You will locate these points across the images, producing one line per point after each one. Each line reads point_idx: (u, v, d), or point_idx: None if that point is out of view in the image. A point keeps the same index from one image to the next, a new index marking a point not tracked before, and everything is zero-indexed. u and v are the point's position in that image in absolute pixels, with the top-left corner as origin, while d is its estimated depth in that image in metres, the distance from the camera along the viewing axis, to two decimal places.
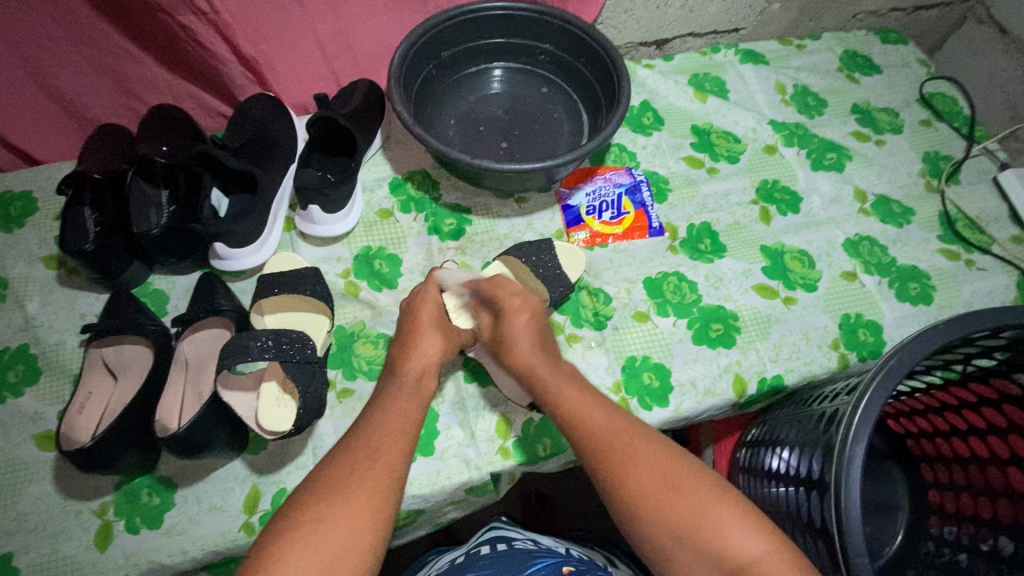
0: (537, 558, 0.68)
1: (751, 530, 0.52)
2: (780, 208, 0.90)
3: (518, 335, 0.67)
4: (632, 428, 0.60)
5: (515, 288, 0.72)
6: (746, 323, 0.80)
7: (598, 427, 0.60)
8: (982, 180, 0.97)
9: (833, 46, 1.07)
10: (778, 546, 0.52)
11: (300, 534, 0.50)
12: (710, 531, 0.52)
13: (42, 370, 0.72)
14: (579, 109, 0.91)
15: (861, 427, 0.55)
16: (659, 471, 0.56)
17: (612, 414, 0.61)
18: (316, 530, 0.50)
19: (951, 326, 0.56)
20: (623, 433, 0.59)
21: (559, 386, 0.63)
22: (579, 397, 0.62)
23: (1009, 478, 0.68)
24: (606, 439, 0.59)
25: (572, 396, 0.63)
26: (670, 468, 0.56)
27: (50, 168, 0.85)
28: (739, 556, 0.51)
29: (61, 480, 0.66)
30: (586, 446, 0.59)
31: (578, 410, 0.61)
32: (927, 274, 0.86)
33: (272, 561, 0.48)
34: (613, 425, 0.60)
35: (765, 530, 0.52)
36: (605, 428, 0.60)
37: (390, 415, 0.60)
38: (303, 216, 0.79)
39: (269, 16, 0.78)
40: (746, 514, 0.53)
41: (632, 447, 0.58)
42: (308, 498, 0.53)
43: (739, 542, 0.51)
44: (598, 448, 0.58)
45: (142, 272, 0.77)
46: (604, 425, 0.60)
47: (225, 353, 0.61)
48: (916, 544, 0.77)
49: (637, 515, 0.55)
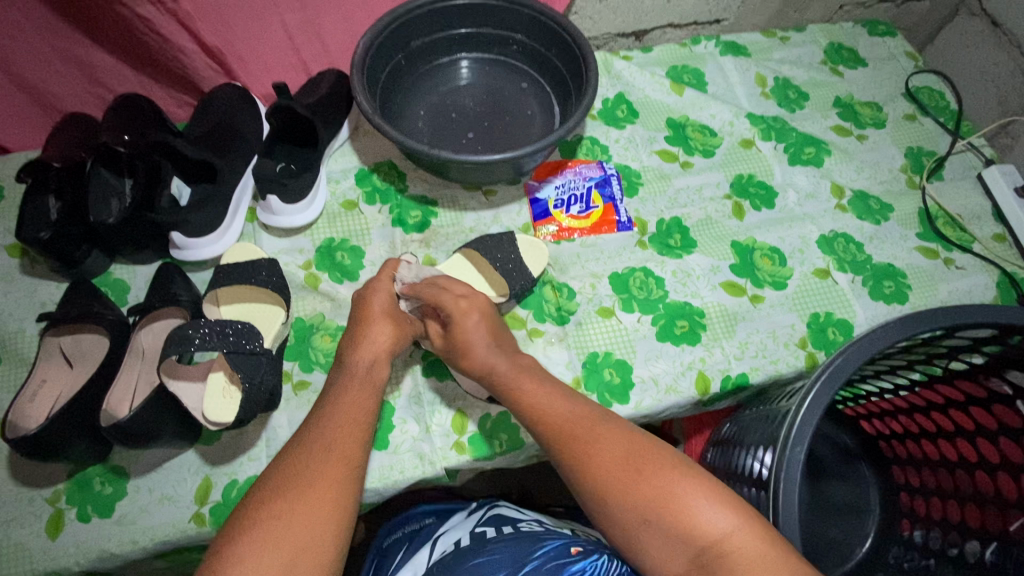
0: (544, 540, 0.65)
1: (718, 506, 0.51)
2: (754, 203, 0.88)
3: (473, 339, 0.66)
4: (597, 416, 0.60)
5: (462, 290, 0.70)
6: (713, 320, 0.78)
7: (560, 415, 0.60)
8: (966, 177, 0.94)
9: (818, 38, 1.05)
10: (749, 518, 0.50)
11: (257, 533, 0.49)
12: (680, 510, 0.51)
13: (1, 358, 0.72)
14: (551, 101, 0.89)
15: (804, 424, 0.53)
16: (624, 455, 0.55)
17: (574, 404, 0.61)
18: (273, 528, 0.49)
19: (904, 326, 0.54)
20: (586, 422, 0.59)
21: (519, 386, 0.63)
22: (535, 390, 0.63)
23: (977, 481, 0.66)
24: (568, 426, 0.59)
25: (533, 390, 0.62)
26: (635, 451, 0.56)
27: (17, 156, 0.85)
28: (709, 534, 0.50)
29: (14, 467, 0.67)
30: (550, 437, 0.59)
31: (540, 403, 0.61)
32: (903, 273, 0.84)
33: (228, 562, 0.47)
34: (577, 414, 0.60)
35: (734, 505, 0.51)
36: (566, 418, 0.59)
37: (341, 408, 0.59)
38: (264, 207, 0.78)
39: (233, 5, 0.77)
40: (716, 491, 0.52)
41: (596, 434, 0.58)
42: (265, 495, 0.52)
43: (709, 519, 0.50)
44: (562, 437, 0.58)
45: (101, 262, 0.77)
46: (565, 415, 0.60)
47: (168, 344, 0.61)
48: (885, 547, 0.75)
49: (606, 500, 0.54)
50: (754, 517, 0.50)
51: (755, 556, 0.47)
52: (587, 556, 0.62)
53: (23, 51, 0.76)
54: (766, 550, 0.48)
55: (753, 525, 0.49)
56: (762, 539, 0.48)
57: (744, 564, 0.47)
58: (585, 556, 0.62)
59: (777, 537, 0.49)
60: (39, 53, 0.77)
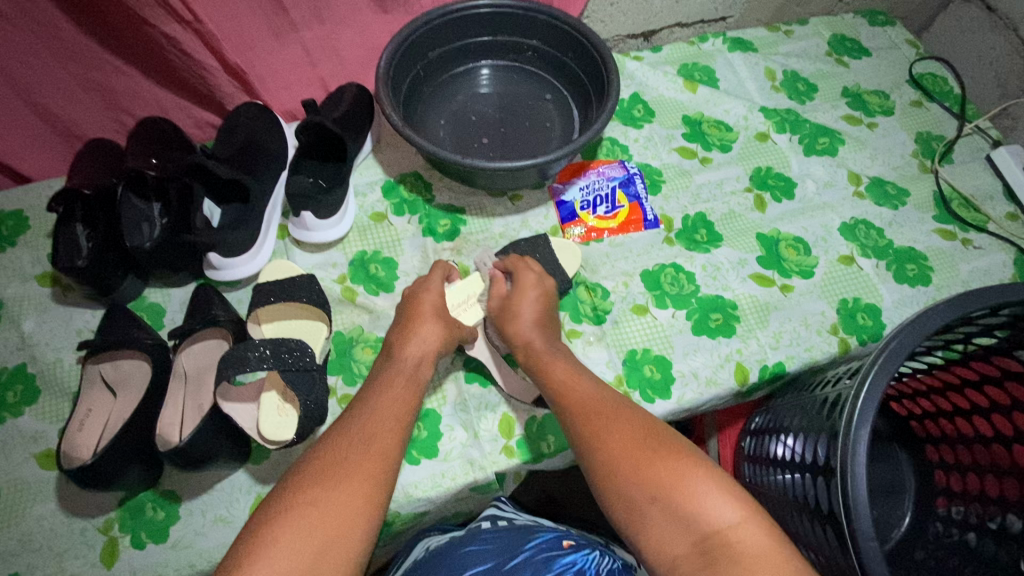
0: (537, 532, 0.70)
1: (727, 496, 0.51)
2: (774, 195, 0.90)
3: (524, 312, 0.70)
4: (621, 403, 0.61)
5: (534, 267, 0.74)
6: (745, 311, 0.80)
7: (582, 395, 0.62)
8: (975, 158, 0.97)
9: (821, 31, 1.07)
10: (754, 512, 0.50)
11: (294, 516, 0.49)
12: (687, 494, 0.51)
13: (41, 389, 0.72)
14: (569, 104, 0.90)
15: (866, 407, 0.55)
16: (640, 440, 0.56)
17: (601, 390, 0.63)
18: (310, 512, 0.50)
19: (953, 305, 0.56)
20: (606, 406, 0.60)
21: (551, 360, 0.66)
22: (564, 371, 0.64)
23: (1014, 455, 0.66)
24: (589, 406, 0.60)
25: (565, 374, 0.64)
26: (653, 438, 0.56)
27: (40, 186, 0.84)
28: (713, 522, 0.49)
29: (64, 498, 0.66)
30: (574, 416, 0.60)
31: (568, 383, 0.63)
32: (924, 255, 0.86)
33: (265, 543, 0.48)
34: (602, 400, 0.61)
35: (742, 497, 0.51)
36: (590, 399, 0.61)
37: (384, 402, 0.60)
38: (297, 224, 0.78)
39: (253, 24, 0.78)
40: (724, 482, 0.52)
41: (613, 417, 0.59)
42: (303, 482, 0.52)
43: (717, 507, 0.50)
44: (582, 416, 0.60)
45: (136, 286, 0.77)
46: (590, 396, 0.61)
47: (224, 363, 0.63)
48: (923, 525, 0.77)
49: (615, 478, 0.54)
50: (761, 513, 0.50)
51: (756, 548, 0.47)
52: (579, 550, 0.68)
53: (46, 81, 0.76)
54: (769, 543, 0.47)
55: (760, 517, 0.49)
56: (766, 536, 0.48)
57: (744, 554, 0.46)
58: (577, 549, 0.68)
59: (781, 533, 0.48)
60: (62, 81, 0.77)
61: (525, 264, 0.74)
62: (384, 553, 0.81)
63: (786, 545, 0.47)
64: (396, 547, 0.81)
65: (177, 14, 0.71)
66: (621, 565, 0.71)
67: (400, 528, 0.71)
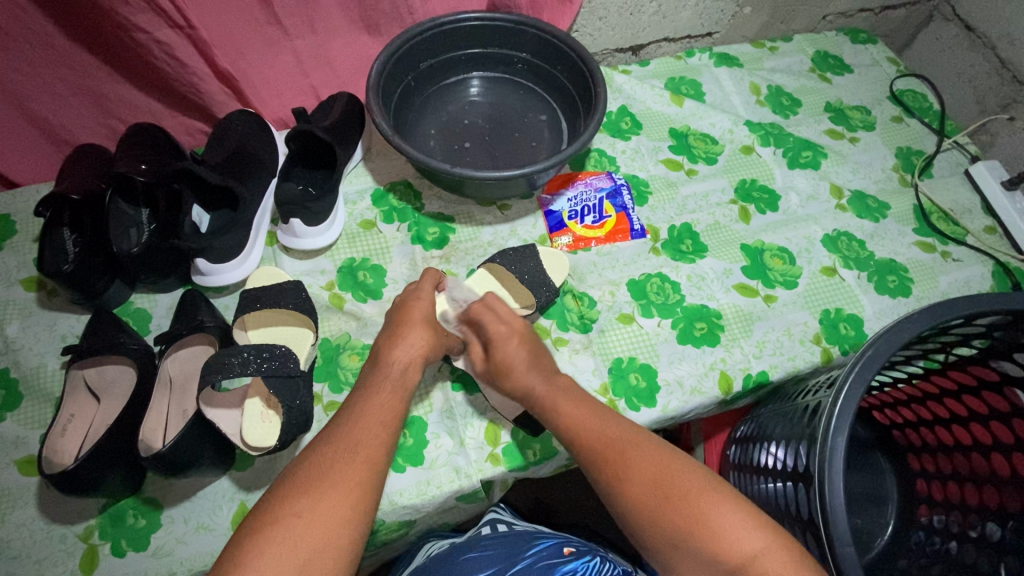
0: (538, 539, 0.72)
1: (748, 527, 0.52)
2: (759, 207, 0.91)
3: (513, 359, 0.66)
4: (630, 432, 0.60)
5: (503, 314, 0.71)
6: (730, 321, 0.81)
7: (592, 430, 0.60)
8: (954, 173, 0.99)
9: (805, 47, 1.10)
10: (778, 538, 0.51)
11: (279, 528, 0.49)
12: (710, 531, 0.52)
13: (23, 395, 0.71)
14: (558, 116, 0.92)
15: (842, 416, 0.56)
16: (656, 474, 0.56)
17: (608, 423, 0.61)
18: (296, 525, 0.50)
19: (927, 315, 0.58)
20: (619, 438, 0.59)
21: (556, 406, 0.63)
22: (571, 405, 0.63)
23: (993, 464, 0.68)
24: (602, 442, 0.59)
25: (571, 410, 0.62)
26: (669, 471, 0.56)
27: (28, 191, 0.84)
28: (739, 556, 0.50)
29: (44, 505, 0.65)
30: (587, 453, 0.59)
31: (577, 420, 0.61)
32: (904, 267, 0.88)
33: (251, 555, 0.48)
34: (610, 434, 0.60)
35: (763, 527, 0.52)
36: (599, 435, 0.60)
37: (370, 408, 0.60)
38: (286, 231, 0.79)
39: (246, 33, 0.79)
40: (743, 510, 0.53)
41: (629, 451, 0.58)
42: (288, 492, 0.52)
43: (740, 541, 0.51)
44: (597, 452, 0.59)
45: (122, 292, 0.76)
46: (600, 434, 0.60)
47: (207, 370, 0.63)
48: (906, 534, 0.76)
49: (639, 516, 0.55)
50: (785, 540, 0.51)
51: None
52: (579, 557, 0.69)
53: (36, 85, 0.77)
54: (796, 573, 0.49)
55: (785, 548, 0.50)
56: (790, 564, 0.50)
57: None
58: (577, 556, 0.70)
59: (806, 562, 0.50)
60: (51, 87, 0.78)
61: (494, 310, 0.71)
62: (370, 561, 0.80)
63: (811, 572, 0.49)
64: (381, 555, 0.81)
65: (168, 21, 0.71)
66: (624, 571, 0.71)
67: (386, 536, 0.71)
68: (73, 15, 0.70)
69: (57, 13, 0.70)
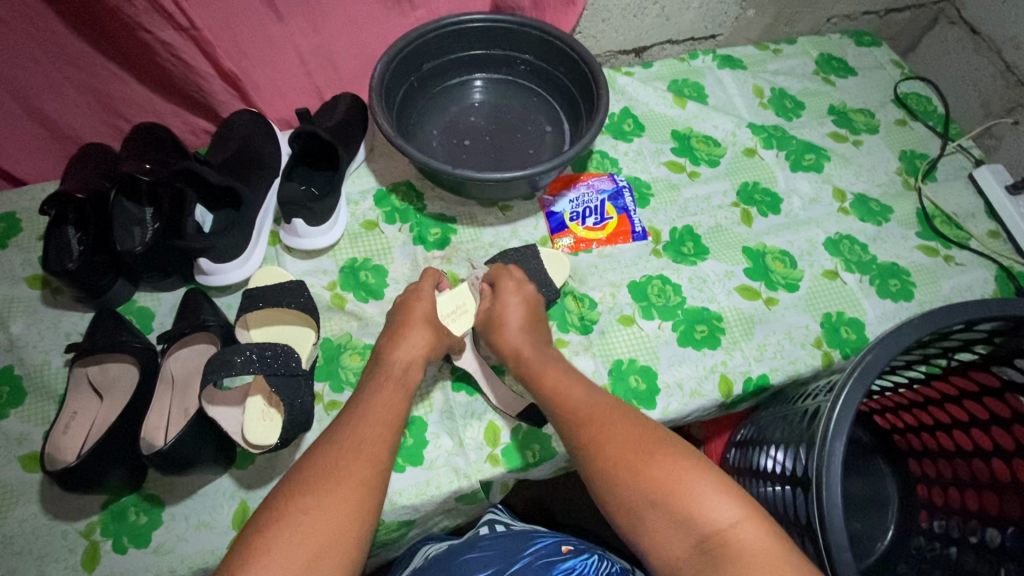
0: (536, 538, 0.72)
1: (724, 496, 0.52)
2: (761, 209, 0.91)
3: (510, 315, 0.70)
4: (613, 404, 0.62)
5: (516, 276, 0.74)
6: (731, 324, 0.81)
7: (577, 399, 0.62)
8: (958, 177, 0.99)
9: (809, 50, 1.09)
10: (752, 510, 0.51)
11: (283, 528, 0.50)
12: (686, 497, 0.52)
13: (27, 391, 0.72)
14: (560, 117, 0.92)
15: (841, 421, 0.56)
16: (636, 441, 0.57)
17: (592, 393, 0.63)
18: (299, 523, 0.50)
19: (928, 320, 0.58)
20: (601, 408, 0.61)
21: (543, 371, 0.66)
22: (556, 376, 0.65)
23: (994, 469, 0.68)
24: (585, 410, 0.61)
25: (556, 380, 0.64)
26: (649, 439, 0.57)
27: (33, 189, 0.85)
28: (713, 522, 0.50)
29: (47, 501, 0.66)
30: (570, 421, 0.60)
31: (561, 389, 0.63)
32: (907, 271, 0.87)
33: (255, 554, 0.48)
34: (594, 403, 0.61)
35: (740, 496, 0.52)
36: (584, 402, 0.61)
37: (372, 408, 0.60)
38: (289, 230, 0.79)
39: (250, 34, 0.79)
40: (721, 481, 0.53)
41: (609, 420, 0.59)
42: (293, 490, 0.52)
43: (714, 507, 0.51)
44: (579, 420, 0.60)
45: (126, 290, 0.77)
46: (584, 401, 0.62)
47: (211, 367, 0.63)
48: (906, 539, 0.76)
49: (613, 482, 0.55)
50: (760, 513, 0.51)
51: (752, 547, 0.48)
52: (578, 555, 0.69)
53: (41, 84, 0.77)
54: (767, 541, 0.49)
55: (759, 519, 0.50)
56: (763, 533, 0.49)
57: (742, 552, 0.48)
58: (576, 554, 0.70)
59: (780, 533, 0.50)
60: (56, 85, 0.78)
61: (508, 272, 0.74)
62: (370, 561, 0.80)
63: (785, 540, 0.49)
64: (380, 555, 0.81)
65: (174, 21, 0.72)
66: (621, 569, 0.72)
67: (385, 535, 0.71)
68: (79, 14, 0.71)
69: (66, 12, 0.70)
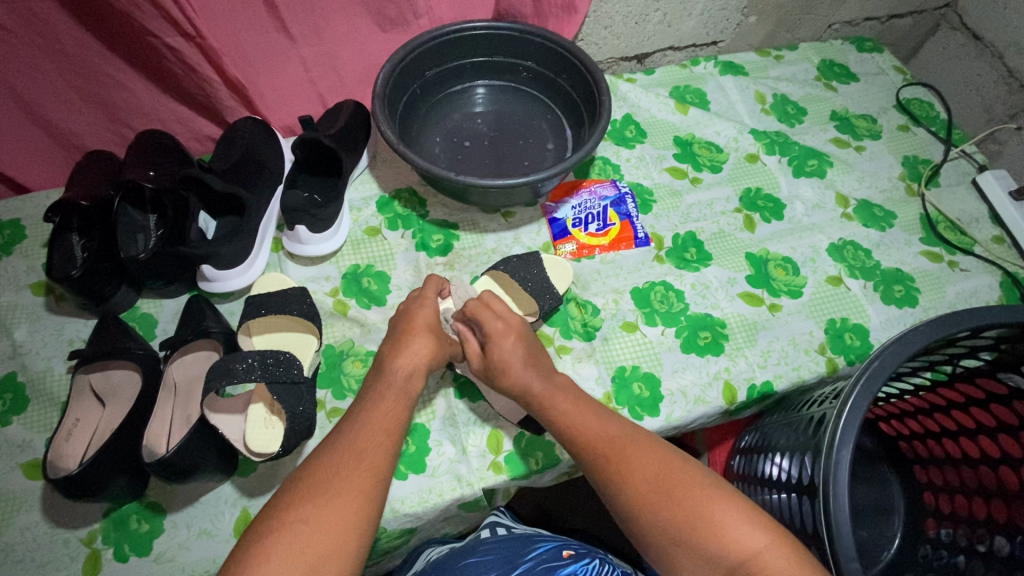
0: (537, 543, 0.71)
1: (749, 524, 0.52)
2: (764, 215, 0.91)
3: (511, 357, 0.67)
4: (629, 430, 0.61)
5: (500, 311, 0.71)
6: (734, 330, 0.80)
7: (593, 430, 0.61)
8: (961, 182, 0.98)
9: (810, 56, 1.10)
10: (776, 535, 0.51)
11: (284, 536, 0.49)
12: (711, 529, 0.52)
13: (29, 399, 0.72)
14: (563, 125, 0.92)
15: (848, 428, 0.56)
16: (656, 471, 0.57)
17: (606, 419, 0.62)
18: (299, 532, 0.50)
19: (932, 328, 0.57)
20: (617, 437, 0.60)
21: (555, 402, 0.64)
22: (570, 405, 0.63)
23: (1002, 477, 0.67)
24: (601, 440, 0.60)
25: (569, 406, 0.63)
26: (669, 469, 0.57)
27: (38, 197, 0.85)
28: (740, 552, 0.51)
29: (48, 508, 0.66)
30: (587, 454, 0.60)
31: (576, 419, 0.62)
32: (911, 277, 0.87)
33: (254, 563, 0.48)
34: (611, 432, 0.61)
35: (764, 524, 0.52)
36: (598, 433, 0.61)
37: (375, 416, 0.60)
38: (291, 237, 0.79)
39: (255, 43, 0.80)
40: (744, 509, 0.53)
41: (629, 450, 0.59)
42: (292, 500, 0.52)
43: (741, 536, 0.51)
44: (597, 452, 0.59)
45: (130, 296, 0.77)
46: (600, 432, 0.61)
47: (212, 375, 0.63)
48: (913, 548, 0.75)
49: (638, 515, 0.55)
50: (786, 537, 0.51)
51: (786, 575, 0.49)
52: (579, 560, 0.68)
53: (46, 92, 0.78)
54: (798, 566, 0.49)
55: (785, 544, 0.51)
56: (793, 559, 0.50)
57: None
58: (577, 559, 0.68)
59: (805, 555, 0.50)
60: (61, 93, 0.79)
61: (490, 307, 0.71)
62: (370, 569, 0.80)
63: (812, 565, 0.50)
64: (381, 563, 0.80)
65: (181, 31, 0.72)
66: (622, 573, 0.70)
67: (385, 544, 0.70)
68: (86, 23, 0.71)
69: (72, 21, 0.71)
